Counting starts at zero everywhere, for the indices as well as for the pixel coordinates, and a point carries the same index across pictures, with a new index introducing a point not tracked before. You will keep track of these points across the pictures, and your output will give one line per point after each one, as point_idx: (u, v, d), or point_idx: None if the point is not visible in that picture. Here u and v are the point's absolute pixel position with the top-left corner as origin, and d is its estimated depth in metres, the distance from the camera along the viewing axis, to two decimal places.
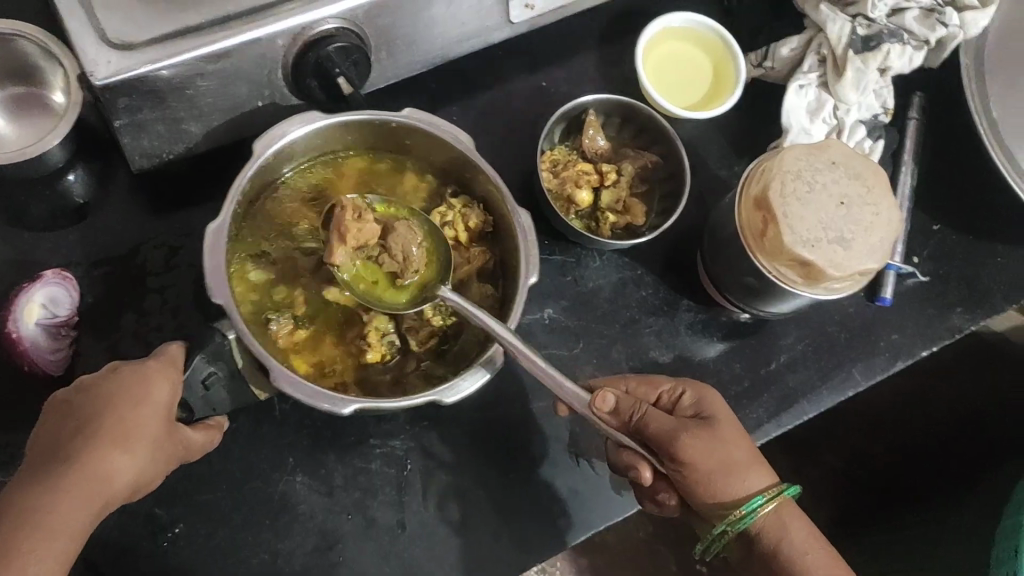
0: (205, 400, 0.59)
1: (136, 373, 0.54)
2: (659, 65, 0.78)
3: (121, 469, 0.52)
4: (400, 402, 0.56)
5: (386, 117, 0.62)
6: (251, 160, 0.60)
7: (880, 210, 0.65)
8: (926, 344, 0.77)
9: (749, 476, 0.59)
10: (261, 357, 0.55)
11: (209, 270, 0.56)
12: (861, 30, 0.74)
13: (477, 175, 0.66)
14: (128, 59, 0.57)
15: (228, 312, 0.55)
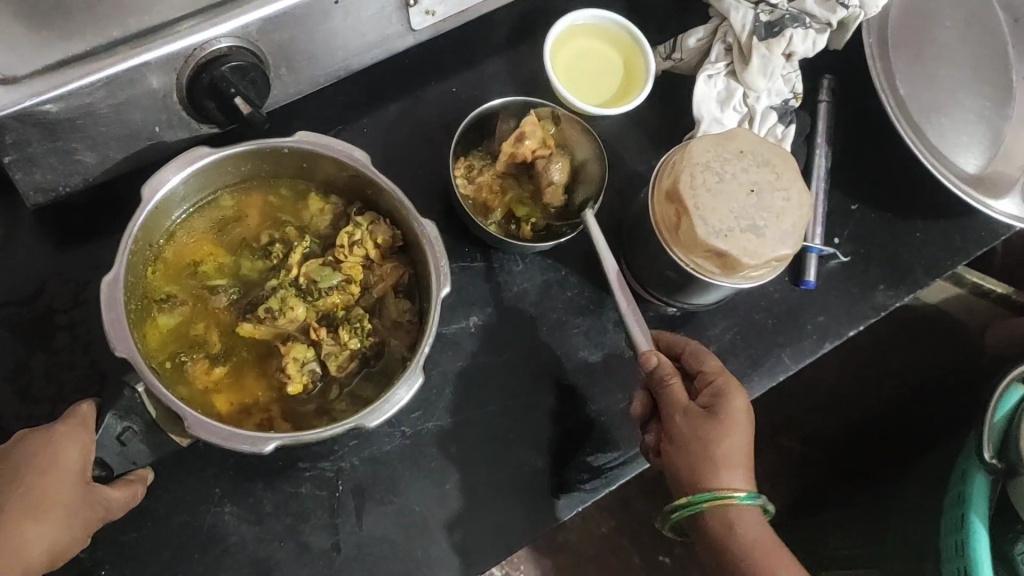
0: (123, 455, 0.58)
1: (45, 439, 0.54)
2: (568, 63, 0.78)
3: (32, 543, 0.52)
4: (322, 431, 0.55)
5: (276, 142, 0.61)
6: (142, 204, 0.58)
7: (791, 195, 0.65)
8: (852, 323, 0.78)
9: (737, 475, 0.61)
10: (175, 406, 0.52)
11: (107, 323, 0.54)
12: (763, 16, 0.74)
13: (379, 191, 0.65)
14: (12, 93, 0.55)
15: (132, 362, 0.53)
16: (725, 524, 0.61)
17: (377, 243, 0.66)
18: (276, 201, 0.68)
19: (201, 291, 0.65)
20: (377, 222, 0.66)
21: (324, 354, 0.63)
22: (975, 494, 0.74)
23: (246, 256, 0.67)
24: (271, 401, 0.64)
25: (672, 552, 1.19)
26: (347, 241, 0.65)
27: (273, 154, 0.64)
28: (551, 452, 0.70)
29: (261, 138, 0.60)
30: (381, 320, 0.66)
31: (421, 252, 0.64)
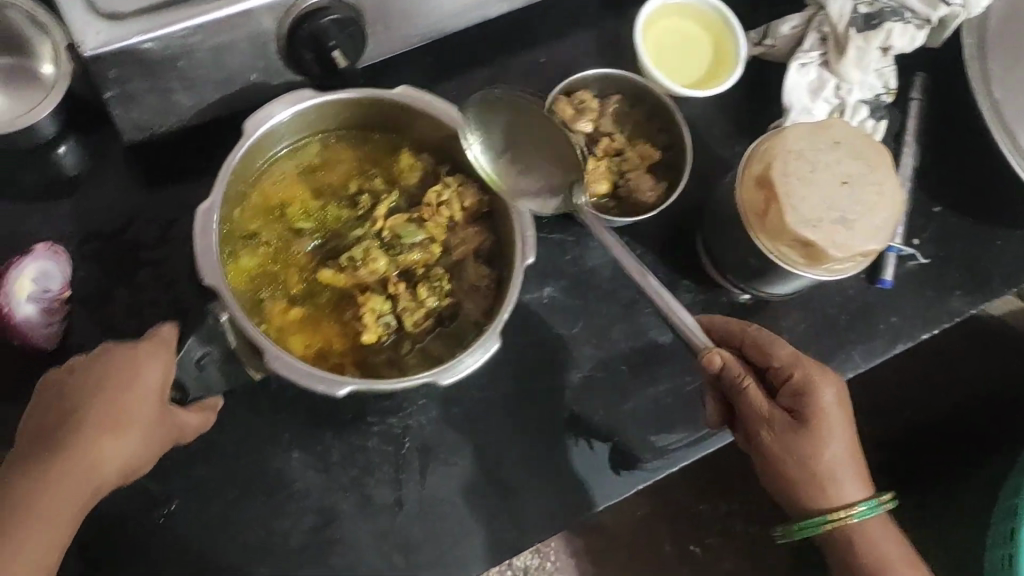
0: (199, 382, 0.57)
1: (127, 356, 0.55)
2: (658, 41, 0.77)
3: (108, 456, 0.54)
4: (396, 383, 0.55)
5: (379, 92, 0.62)
6: (244, 138, 0.59)
7: (884, 189, 0.64)
8: (925, 327, 0.77)
9: (840, 486, 0.60)
10: (256, 336, 0.53)
11: (199, 250, 0.55)
12: (862, 8, 0.73)
13: (471, 153, 0.65)
14: (119, 30, 0.55)
15: (218, 292, 0.54)
16: (852, 539, 0.62)
17: (464, 207, 0.66)
18: (364, 153, 0.69)
19: (287, 232, 0.66)
20: (466, 185, 0.67)
21: (402, 308, 0.64)
22: None
23: (332, 204, 0.67)
24: (346, 348, 0.64)
25: (705, 542, 1.18)
26: (434, 199, 0.66)
27: (373, 105, 0.64)
28: (616, 428, 0.70)
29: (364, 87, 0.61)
30: (461, 280, 0.66)
31: (507, 218, 0.64)
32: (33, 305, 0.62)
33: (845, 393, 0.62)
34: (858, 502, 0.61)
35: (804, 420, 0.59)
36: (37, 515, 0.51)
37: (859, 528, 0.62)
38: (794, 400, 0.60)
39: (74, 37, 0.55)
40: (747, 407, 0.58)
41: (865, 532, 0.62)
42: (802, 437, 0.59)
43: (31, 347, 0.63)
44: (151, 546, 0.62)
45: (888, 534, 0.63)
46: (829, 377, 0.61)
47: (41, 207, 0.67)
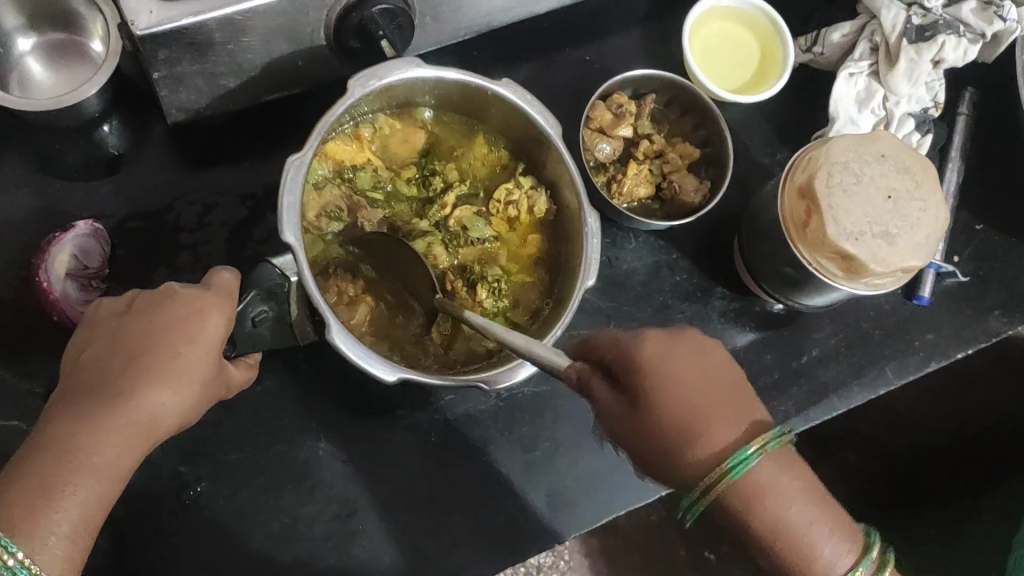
0: (249, 337, 0.56)
1: (188, 303, 0.53)
2: (704, 45, 0.76)
3: (164, 406, 0.50)
4: (442, 379, 0.55)
5: (478, 81, 0.60)
6: (348, 94, 0.57)
7: (929, 206, 0.63)
8: (961, 346, 0.76)
9: (726, 424, 0.47)
10: (317, 303, 0.52)
11: (285, 205, 0.53)
12: (916, 19, 0.72)
13: (552, 161, 0.65)
14: (172, 10, 0.55)
15: (296, 252, 0.52)
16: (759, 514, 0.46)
17: (531, 211, 0.68)
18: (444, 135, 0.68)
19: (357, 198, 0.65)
20: (536, 190, 0.67)
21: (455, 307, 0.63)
22: None
23: (405, 181, 0.68)
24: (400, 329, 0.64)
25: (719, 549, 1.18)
26: (504, 199, 0.67)
27: (465, 92, 0.63)
28: None
29: (461, 73, 0.60)
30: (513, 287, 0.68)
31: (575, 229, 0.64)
32: (70, 281, 0.64)
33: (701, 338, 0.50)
34: (730, 451, 0.46)
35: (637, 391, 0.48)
36: (87, 466, 0.47)
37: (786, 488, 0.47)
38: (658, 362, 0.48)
39: (126, 15, 0.55)
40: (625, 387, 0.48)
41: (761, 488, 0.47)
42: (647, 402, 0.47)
43: (67, 321, 0.63)
44: (176, 528, 0.62)
45: (800, 496, 0.47)
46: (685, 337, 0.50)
47: (83, 184, 0.68)
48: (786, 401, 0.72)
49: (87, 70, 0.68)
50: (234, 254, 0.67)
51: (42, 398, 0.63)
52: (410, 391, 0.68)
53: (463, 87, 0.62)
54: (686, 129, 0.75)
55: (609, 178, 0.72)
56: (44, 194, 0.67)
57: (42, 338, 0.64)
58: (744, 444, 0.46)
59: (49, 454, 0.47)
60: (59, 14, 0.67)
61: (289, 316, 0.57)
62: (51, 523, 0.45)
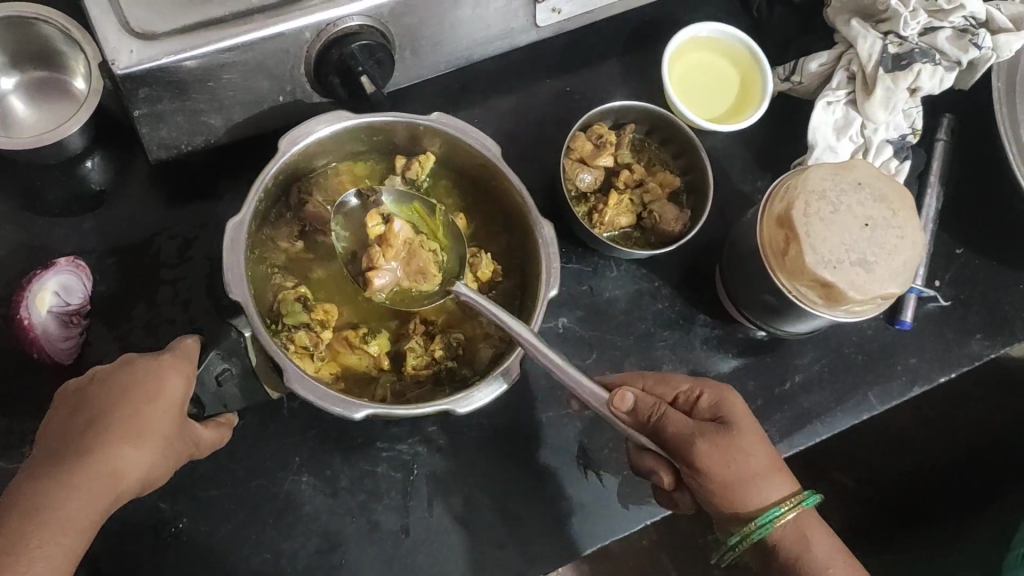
0: (217, 396, 0.58)
1: (150, 364, 0.53)
2: (684, 75, 0.77)
3: (130, 463, 0.50)
4: (413, 408, 0.55)
5: (412, 118, 0.60)
6: (277, 155, 0.58)
7: (904, 233, 0.64)
8: (944, 369, 0.76)
9: (743, 497, 0.56)
10: (276, 355, 0.53)
11: (227, 267, 0.54)
12: (891, 48, 0.72)
13: (501, 185, 0.64)
14: (151, 49, 0.56)
15: (245, 308, 0.53)
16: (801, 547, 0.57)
17: (478, 275, 0.65)
18: (402, 165, 0.66)
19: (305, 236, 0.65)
20: (478, 255, 0.66)
21: (407, 347, 0.63)
22: None
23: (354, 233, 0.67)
24: (358, 361, 0.64)
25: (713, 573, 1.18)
26: (447, 269, 0.66)
27: (412, 136, 0.64)
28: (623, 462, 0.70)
29: (398, 113, 0.60)
30: (473, 325, 0.66)
31: (530, 240, 0.63)
32: (52, 317, 0.64)
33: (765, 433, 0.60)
34: (759, 511, 0.56)
35: (729, 427, 0.58)
36: (50, 525, 0.46)
37: (816, 548, 0.57)
38: (713, 413, 0.60)
39: (107, 54, 0.55)
40: (675, 435, 0.56)
41: (801, 530, 0.58)
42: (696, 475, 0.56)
43: (47, 359, 0.63)
44: (158, 564, 0.62)
45: None
46: (729, 398, 0.60)
47: (66, 221, 0.68)
48: (771, 428, 0.72)
49: (68, 107, 0.69)
50: (215, 288, 0.68)
51: (24, 436, 0.63)
52: (392, 423, 0.68)
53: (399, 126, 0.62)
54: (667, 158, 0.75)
55: (592, 208, 0.72)
56: (25, 231, 0.68)
57: (21, 374, 0.64)
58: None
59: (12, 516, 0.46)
60: (40, 51, 0.67)
61: (253, 367, 0.58)
62: None
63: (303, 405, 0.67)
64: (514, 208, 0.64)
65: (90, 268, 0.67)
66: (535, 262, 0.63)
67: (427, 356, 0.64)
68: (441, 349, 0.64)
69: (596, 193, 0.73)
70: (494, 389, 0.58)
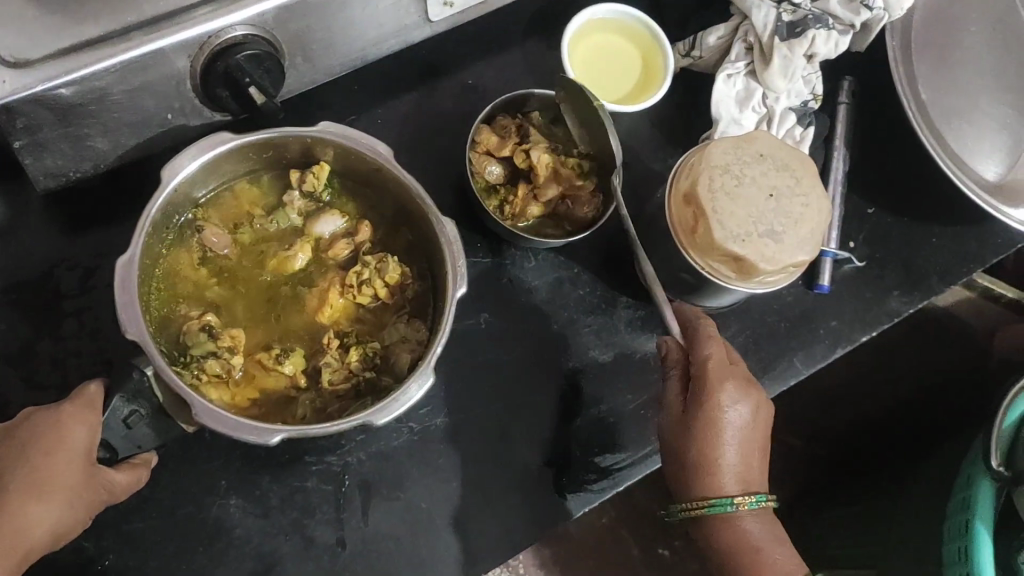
0: (127, 439, 0.55)
1: (54, 415, 0.53)
2: (586, 58, 0.76)
3: (34, 521, 0.51)
4: (327, 427, 0.54)
5: (298, 131, 0.60)
6: (161, 186, 0.57)
7: (810, 200, 0.65)
8: (864, 329, 0.77)
9: (716, 478, 0.62)
10: (177, 387, 0.51)
11: (119, 305, 0.53)
12: (785, 16, 0.73)
13: (397, 186, 0.64)
14: (24, 78, 0.53)
15: (142, 345, 0.52)
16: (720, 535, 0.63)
17: (387, 281, 0.65)
18: (297, 178, 0.65)
19: (207, 262, 0.64)
20: (385, 261, 0.65)
21: (323, 362, 0.62)
22: (980, 497, 0.77)
23: (257, 253, 0.66)
24: (276, 383, 0.62)
25: (671, 544, 1.19)
26: (355, 280, 0.65)
27: (303, 147, 0.63)
28: (557, 452, 0.69)
29: (283, 127, 0.59)
30: (389, 331, 0.66)
31: (432, 233, 0.63)
32: None
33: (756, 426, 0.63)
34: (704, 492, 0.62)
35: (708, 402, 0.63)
36: None
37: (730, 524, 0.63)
38: None
39: None
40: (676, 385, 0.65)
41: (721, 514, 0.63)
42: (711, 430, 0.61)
43: None
44: None
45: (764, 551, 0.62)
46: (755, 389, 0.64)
47: None
48: None
49: None
50: None
51: None
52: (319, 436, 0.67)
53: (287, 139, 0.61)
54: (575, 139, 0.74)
55: (503, 200, 0.72)
56: None
57: None
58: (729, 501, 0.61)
59: None
60: None
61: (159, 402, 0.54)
62: None
63: None
64: (415, 210, 0.64)
65: None
66: (441, 260, 0.63)
67: (344, 369, 0.63)
68: (357, 359, 0.63)
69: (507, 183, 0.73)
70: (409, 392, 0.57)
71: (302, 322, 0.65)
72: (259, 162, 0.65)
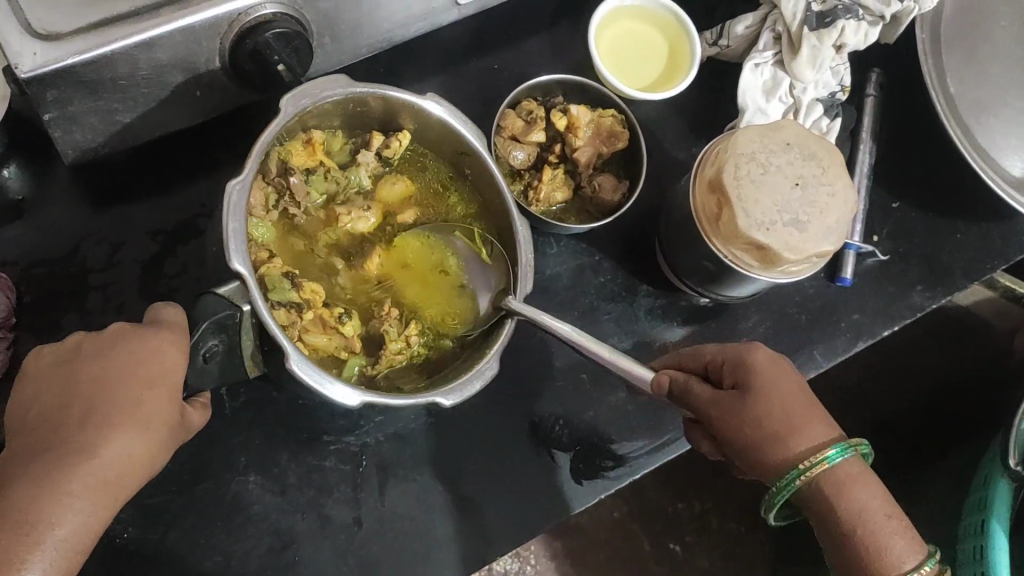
0: (198, 373, 0.53)
1: (145, 344, 0.51)
2: (612, 46, 0.76)
3: (127, 455, 0.49)
4: (404, 399, 0.55)
5: (408, 98, 0.61)
6: (281, 112, 0.57)
7: (836, 191, 0.64)
8: (886, 323, 0.77)
9: (807, 431, 0.53)
10: (276, 335, 0.51)
11: (231, 231, 0.52)
12: (815, 6, 0.72)
13: (476, 167, 0.66)
14: (56, 50, 0.54)
15: (248, 279, 0.51)
16: (831, 504, 0.52)
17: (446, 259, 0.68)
18: (379, 142, 0.66)
19: (278, 207, 0.64)
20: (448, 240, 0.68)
21: (385, 330, 0.64)
22: (997, 499, 0.77)
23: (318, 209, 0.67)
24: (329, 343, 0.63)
25: (683, 540, 1.19)
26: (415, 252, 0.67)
27: (394, 114, 0.65)
28: (576, 438, 0.70)
29: (397, 92, 0.61)
30: None
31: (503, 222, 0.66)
32: None
33: (797, 381, 0.55)
34: (783, 470, 0.52)
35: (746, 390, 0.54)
36: (55, 513, 0.46)
37: (846, 502, 0.51)
38: (735, 377, 0.56)
39: (10, 58, 0.53)
40: (697, 404, 0.55)
41: (841, 484, 0.52)
42: (749, 401, 0.53)
43: None
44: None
45: (871, 513, 0.51)
46: (754, 353, 0.56)
47: None
48: None
49: None
50: (146, 289, 0.66)
51: None
52: (337, 416, 0.67)
53: (389, 103, 0.63)
54: (592, 115, 0.72)
55: (527, 186, 0.72)
56: None
57: None
58: (797, 465, 0.52)
59: (26, 496, 0.46)
60: None
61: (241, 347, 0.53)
62: (39, 552, 0.45)
63: (245, 403, 0.66)
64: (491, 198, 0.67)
65: (14, 281, 0.65)
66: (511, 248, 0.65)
67: (402, 340, 0.64)
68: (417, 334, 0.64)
69: (531, 168, 0.73)
70: (473, 385, 0.59)
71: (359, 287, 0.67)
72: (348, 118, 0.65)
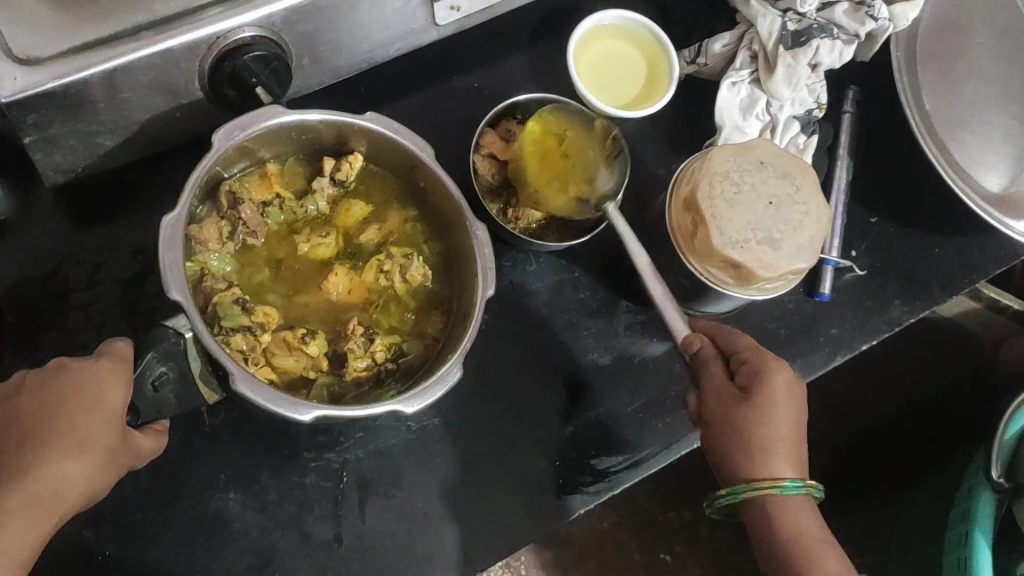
0: (152, 402, 0.56)
1: (86, 373, 0.52)
2: (591, 65, 0.77)
3: (70, 481, 0.50)
4: (360, 411, 0.55)
5: (346, 118, 0.62)
6: (214, 146, 0.57)
7: (809, 209, 0.65)
8: (865, 338, 0.77)
9: (782, 461, 0.61)
10: (219, 356, 0.52)
11: (165, 264, 0.53)
12: (791, 25, 0.73)
13: (428, 182, 0.67)
14: (36, 74, 0.54)
15: (185, 309, 0.53)
16: (787, 519, 0.60)
17: (407, 277, 0.68)
18: (331, 166, 0.67)
19: (235, 237, 0.65)
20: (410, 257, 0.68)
21: (348, 347, 0.64)
22: (981, 512, 0.77)
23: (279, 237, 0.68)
24: (295, 364, 0.64)
25: (672, 549, 1.19)
26: (376, 269, 0.68)
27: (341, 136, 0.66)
28: (557, 452, 0.70)
29: (327, 113, 0.61)
30: (412, 324, 0.69)
31: (461, 233, 0.66)
32: None
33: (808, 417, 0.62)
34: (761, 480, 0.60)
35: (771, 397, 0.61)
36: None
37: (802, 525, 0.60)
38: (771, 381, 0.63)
39: None
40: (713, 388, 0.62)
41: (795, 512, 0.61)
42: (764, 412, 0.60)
43: None
44: None
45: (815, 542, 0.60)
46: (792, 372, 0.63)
47: None
48: None
49: None
50: (127, 308, 0.67)
51: None
52: (317, 433, 0.67)
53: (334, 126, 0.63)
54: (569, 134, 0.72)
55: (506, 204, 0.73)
56: None
57: None
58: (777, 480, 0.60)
59: None
60: None
61: (191, 371, 0.55)
62: None
63: (226, 419, 0.67)
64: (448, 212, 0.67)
65: None
66: (470, 260, 0.65)
67: (368, 356, 0.65)
68: (382, 350, 0.65)
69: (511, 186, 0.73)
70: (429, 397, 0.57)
71: (324, 309, 0.68)
72: (298, 145, 0.67)
